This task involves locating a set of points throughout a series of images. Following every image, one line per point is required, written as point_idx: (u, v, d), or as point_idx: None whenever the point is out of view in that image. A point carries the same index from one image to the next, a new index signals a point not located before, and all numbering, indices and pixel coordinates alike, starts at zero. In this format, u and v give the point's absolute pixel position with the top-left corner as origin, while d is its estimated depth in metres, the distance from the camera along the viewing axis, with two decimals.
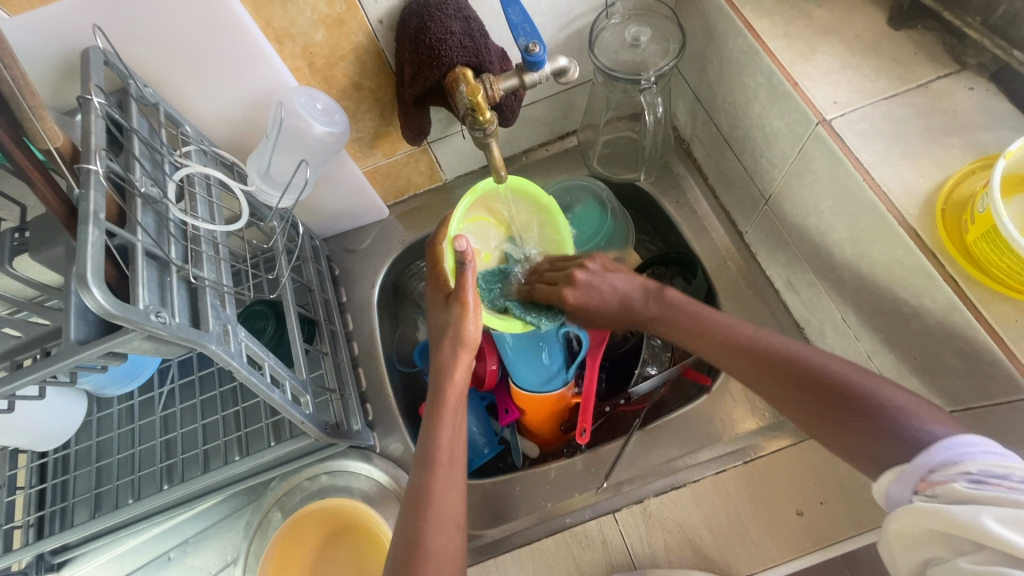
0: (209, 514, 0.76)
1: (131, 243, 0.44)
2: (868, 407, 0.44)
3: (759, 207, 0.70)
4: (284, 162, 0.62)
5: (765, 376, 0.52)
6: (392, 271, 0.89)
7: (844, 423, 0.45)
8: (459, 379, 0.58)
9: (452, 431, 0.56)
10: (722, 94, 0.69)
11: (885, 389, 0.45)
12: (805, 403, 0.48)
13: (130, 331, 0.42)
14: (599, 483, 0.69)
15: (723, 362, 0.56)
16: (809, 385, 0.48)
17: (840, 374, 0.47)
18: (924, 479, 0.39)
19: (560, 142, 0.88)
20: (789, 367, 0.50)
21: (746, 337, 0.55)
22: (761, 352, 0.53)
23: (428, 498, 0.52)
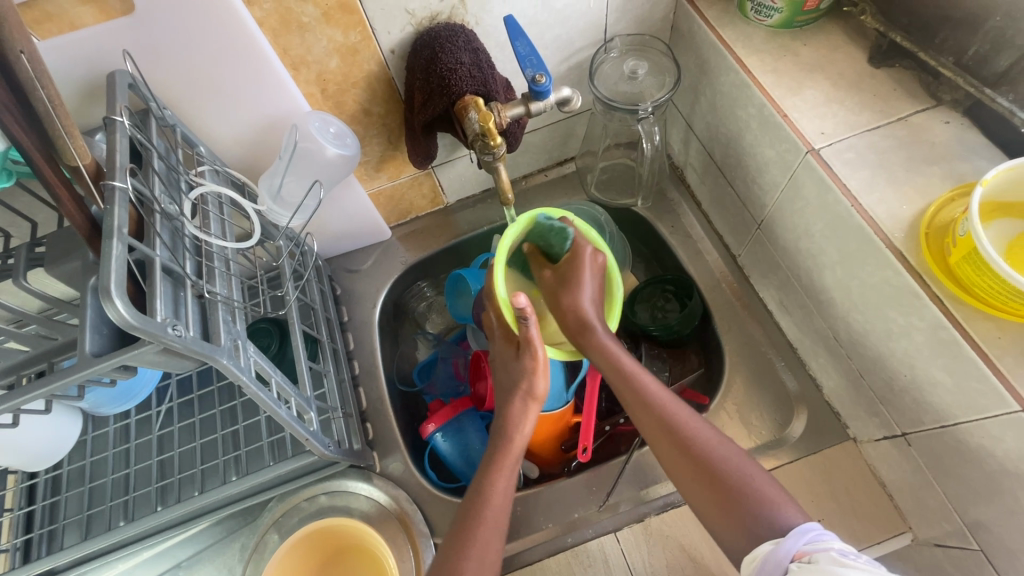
0: (202, 537, 0.75)
1: (149, 257, 0.45)
2: (745, 496, 0.50)
3: (752, 232, 0.73)
4: (295, 183, 0.64)
5: (681, 458, 0.54)
6: (393, 291, 0.90)
7: (717, 506, 0.51)
8: (520, 428, 0.62)
9: (507, 478, 0.59)
10: (714, 124, 0.72)
11: (758, 476, 0.52)
12: (693, 486, 0.53)
13: (145, 343, 0.42)
14: (602, 500, 0.70)
15: (643, 421, 0.57)
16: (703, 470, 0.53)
17: (727, 459, 0.53)
18: (801, 550, 0.44)
19: (559, 168, 0.91)
20: (689, 445, 0.54)
21: (671, 406, 0.57)
22: (678, 431, 0.55)
23: (474, 538, 0.55)
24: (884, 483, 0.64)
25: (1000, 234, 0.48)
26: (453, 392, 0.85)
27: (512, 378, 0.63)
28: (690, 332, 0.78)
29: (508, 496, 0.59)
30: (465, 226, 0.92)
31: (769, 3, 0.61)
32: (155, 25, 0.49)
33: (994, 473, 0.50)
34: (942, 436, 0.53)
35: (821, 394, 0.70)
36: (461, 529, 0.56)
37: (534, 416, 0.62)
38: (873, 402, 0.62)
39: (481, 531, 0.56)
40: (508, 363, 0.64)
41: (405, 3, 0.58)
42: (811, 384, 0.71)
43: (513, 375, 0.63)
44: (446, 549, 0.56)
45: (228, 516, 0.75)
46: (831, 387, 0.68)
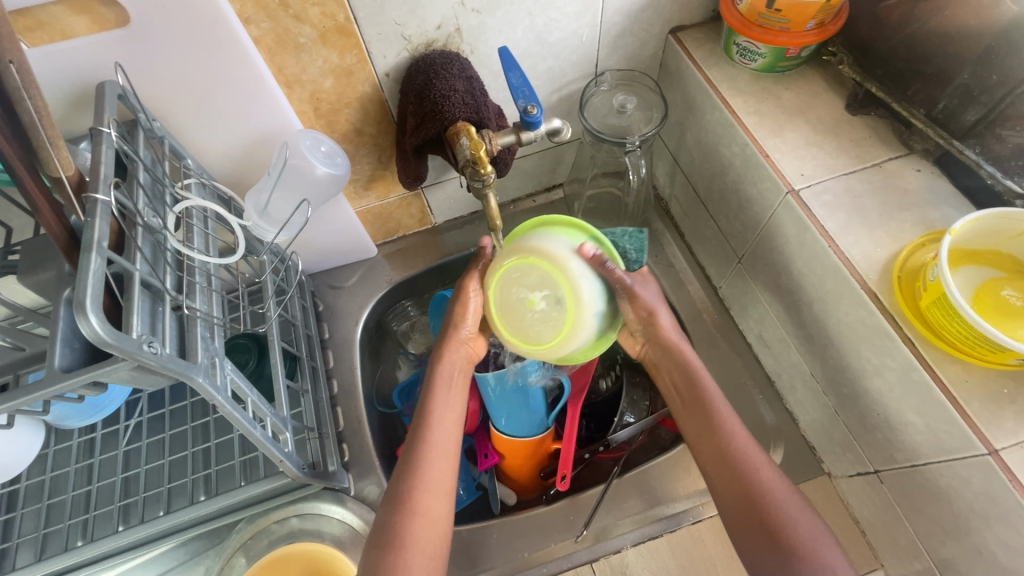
0: (165, 559, 0.72)
1: (128, 271, 0.44)
2: (788, 542, 0.52)
3: (733, 265, 0.75)
4: (283, 200, 0.64)
5: (745, 506, 0.54)
6: (377, 310, 0.90)
7: (761, 542, 0.53)
8: (457, 364, 0.65)
9: (448, 407, 0.62)
10: (698, 160, 0.75)
11: (793, 508, 0.53)
12: (741, 517, 0.54)
13: (119, 360, 0.41)
14: (579, 530, 0.69)
15: (707, 451, 0.58)
16: (753, 502, 0.54)
17: (787, 512, 0.53)
18: None
19: (547, 194, 0.93)
20: (747, 478, 0.55)
21: (737, 435, 0.57)
22: (749, 481, 0.55)
23: (422, 468, 0.57)
24: (857, 519, 0.65)
25: (968, 279, 0.50)
26: None
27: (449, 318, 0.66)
28: None
29: (453, 425, 0.61)
30: (452, 247, 0.92)
31: (753, 48, 0.64)
32: (150, 38, 0.49)
33: (962, 514, 0.51)
34: (913, 475, 0.54)
35: (797, 427, 0.71)
36: (407, 462, 0.58)
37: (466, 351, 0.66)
38: (847, 438, 0.63)
39: (428, 450, 0.58)
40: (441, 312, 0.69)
41: (402, 29, 0.59)
42: (787, 418, 0.72)
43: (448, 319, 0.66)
44: (399, 472, 0.58)
45: (193, 538, 0.73)
46: (808, 422, 0.70)
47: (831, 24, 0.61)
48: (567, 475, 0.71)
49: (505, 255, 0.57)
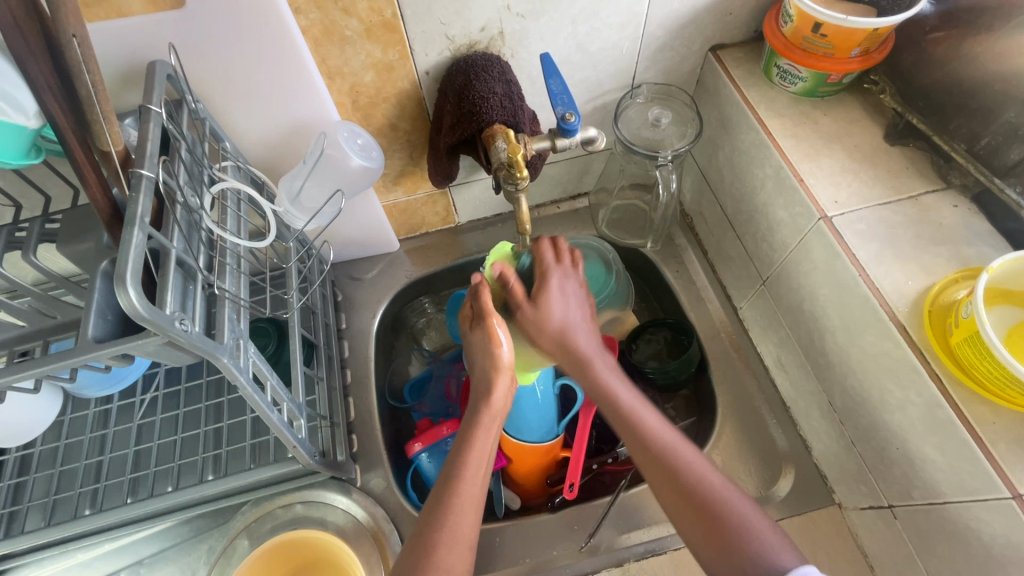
0: (168, 535, 0.73)
1: (165, 248, 0.45)
2: (737, 537, 0.50)
3: (756, 287, 0.74)
4: (315, 189, 0.64)
5: (681, 498, 0.53)
6: (394, 304, 0.90)
7: (707, 539, 0.51)
8: (497, 404, 0.60)
9: (482, 448, 0.58)
10: (729, 179, 0.74)
11: (744, 510, 0.52)
12: (687, 517, 0.53)
13: (150, 335, 0.42)
14: (583, 540, 0.69)
15: (640, 456, 0.56)
16: (685, 493, 0.53)
17: (730, 504, 0.52)
18: None
19: (572, 201, 0.93)
20: (693, 490, 0.53)
21: (668, 440, 0.56)
22: (680, 471, 0.54)
23: (449, 514, 0.54)
24: (866, 553, 0.64)
25: (1001, 319, 0.50)
26: (442, 413, 0.84)
27: (484, 356, 0.61)
28: (686, 379, 0.79)
29: (484, 468, 0.58)
30: (473, 247, 0.92)
31: (794, 72, 0.64)
32: (204, 22, 0.50)
33: (978, 556, 0.50)
34: (929, 513, 0.54)
35: (809, 455, 0.71)
36: (435, 504, 0.55)
37: (506, 386, 0.61)
38: (862, 469, 0.62)
39: (457, 502, 0.55)
40: (472, 339, 0.63)
41: (446, 29, 0.59)
42: (800, 444, 0.72)
43: (484, 357, 0.61)
44: (425, 519, 0.55)
45: (198, 516, 0.73)
46: (821, 450, 0.69)
47: (876, 53, 0.61)
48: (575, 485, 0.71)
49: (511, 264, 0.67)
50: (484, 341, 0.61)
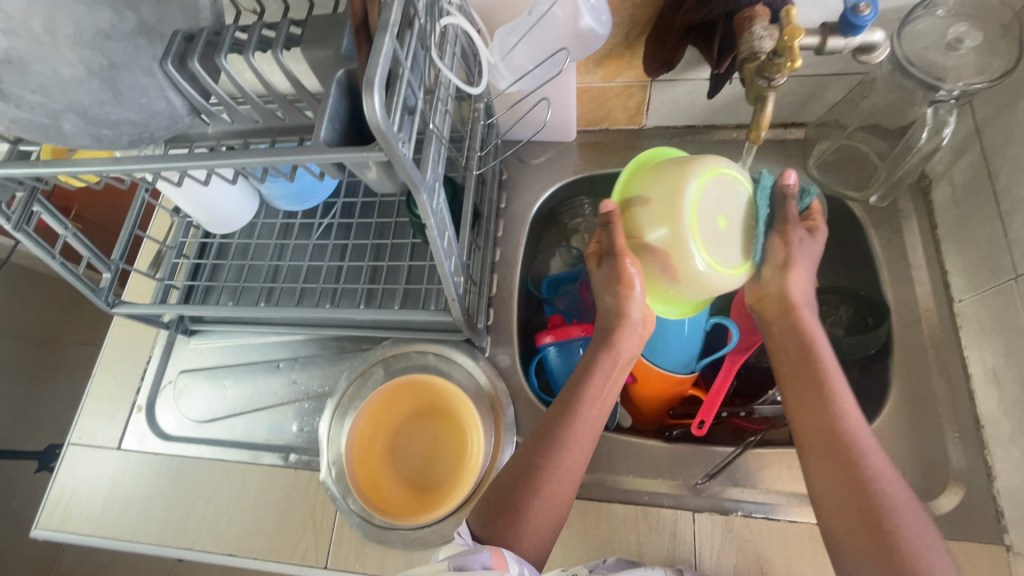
0: (320, 345, 0.82)
1: (399, 67, 0.44)
2: (903, 558, 0.45)
3: (1001, 281, 0.60)
4: (530, 48, 0.60)
5: (852, 496, 0.48)
6: (554, 196, 0.88)
7: (867, 544, 0.47)
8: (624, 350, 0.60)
9: (598, 398, 0.58)
10: (1022, 140, 0.58)
11: (927, 548, 0.46)
12: (852, 519, 0.48)
13: (375, 150, 0.43)
14: (696, 479, 0.67)
15: (813, 445, 0.52)
16: (858, 492, 0.48)
17: (907, 528, 0.46)
18: None
19: (781, 130, 0.80)
20: (871, 496, 0.48)
21: (862, 440, 0.51)
22: (860, 470, 0.49)
23: (554, 449, 0.55)
24: None
25: None
26: (575, 314, 0.82)
27: (610, 304, 0.59)
28: (857, 359, 0.69)
29: (599, 409, 0.58)
30: None
31: None
32: None
33: None
34: None
35: (989, 485, 0.60)
36: (540, 438, 0.57)
37: (632, 341, 0.60)
38: None
39: (567, 438, 0.56)
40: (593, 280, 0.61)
41: None
42: (982, 470, 0.61)
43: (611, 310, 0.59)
44: (530, 443, 0.57)
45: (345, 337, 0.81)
46: (1010, 485, 0.58)
47: None
48: (703, 424, 0.68)
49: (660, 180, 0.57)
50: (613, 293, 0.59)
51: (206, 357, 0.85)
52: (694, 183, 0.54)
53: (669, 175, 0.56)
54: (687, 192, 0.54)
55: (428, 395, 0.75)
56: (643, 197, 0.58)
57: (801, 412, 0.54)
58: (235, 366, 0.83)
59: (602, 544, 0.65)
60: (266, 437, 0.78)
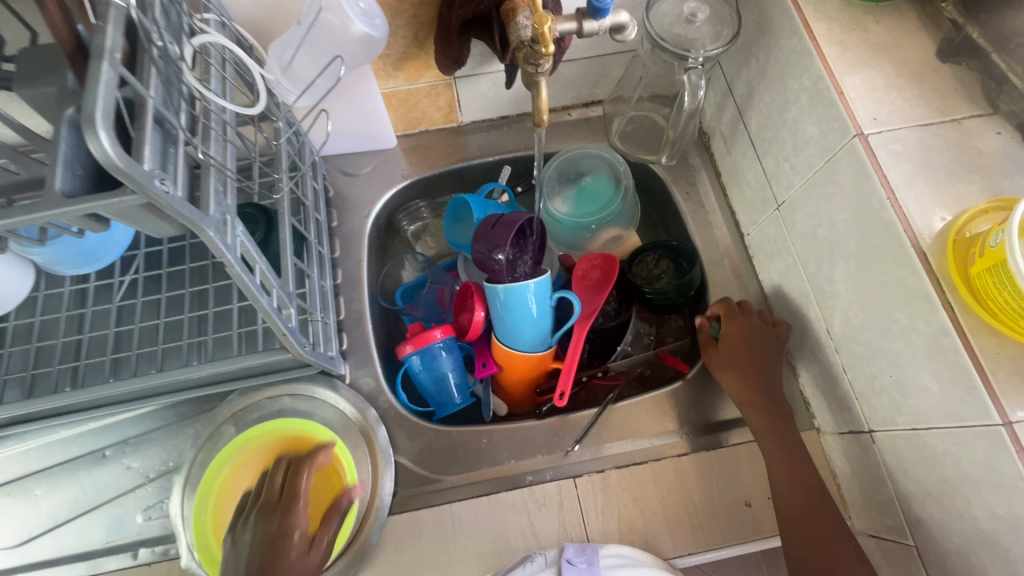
0: (154, 417, 0.72)
1: (141, 96, 0.40)
2: None
3: (769, 212, 0.72)
4: (310, 58, 0.57)
5: (812, 538, 0.59)
6: (389, 206, 0.86)
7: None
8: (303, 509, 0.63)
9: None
10: (759, 92, 0.69)
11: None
12: (809, 559, 0.58)
13: (127, 192, 0.38)
14: (569, 446, 0.71)
15: (784, 496, 0.62)
16: (812, 531, 0.59)
17: (851, 563, 0.57)
18: None
19: (584, 109, 0.88)
20: (819, 538, 0.58)
21: (824, 493, 0.61)
22: (820, 520, 0.59)
23: None
24: (836, 474, 0.66)
25: None
26: (435, 318, 0.82)
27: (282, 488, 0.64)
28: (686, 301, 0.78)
29: None
30: (475, 151, 0.87)
31: None
32: None
33: (950, 478, 0.50)
34: (911, 439, 0.54)
35: (796, 382, 0.72)
36: None
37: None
38: (849, 397, 0.62)
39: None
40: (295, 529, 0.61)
41: None
42: (789, 371, 0.73)
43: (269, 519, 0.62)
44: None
45: (184, 401, 0.72)
46: (809, 377, 0.70)
47: None
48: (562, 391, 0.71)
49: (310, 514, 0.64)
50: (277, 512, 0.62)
51: (6, 469, 0.70)
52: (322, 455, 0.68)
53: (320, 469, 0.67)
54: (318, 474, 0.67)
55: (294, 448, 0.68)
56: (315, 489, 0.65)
57: (782, 460, 0.63)
58: (49, 470, 0.70)
59: (496, 537, 0.66)
60: (104, 540, 0.67)
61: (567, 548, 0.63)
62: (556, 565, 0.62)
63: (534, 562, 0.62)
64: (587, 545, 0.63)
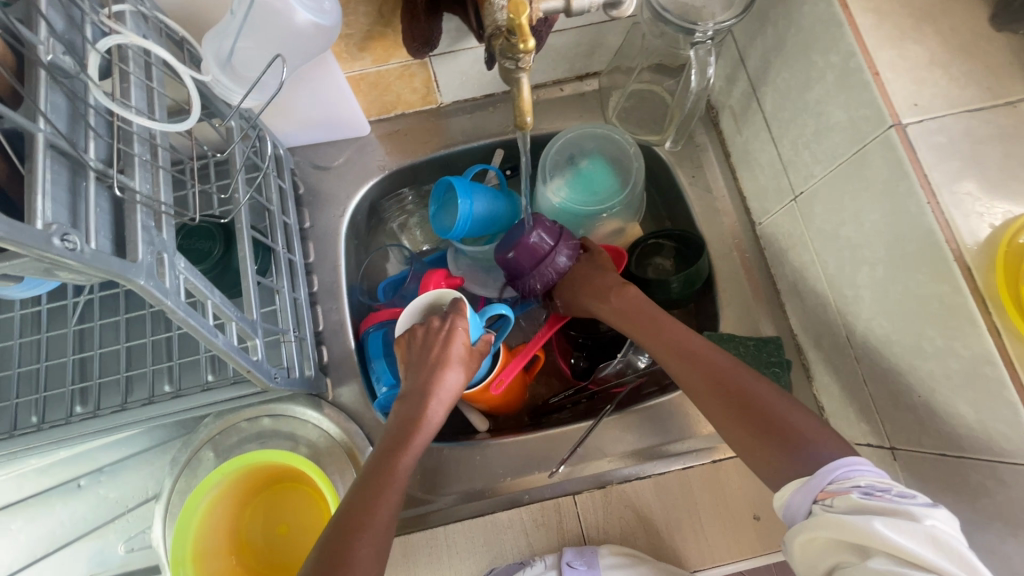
0: (128, 443, 0.68)
1: (29, 130, 0.33)
2: (777, 428, 0.51)
3: (784, 202, 0.64)
4: (251, 50, 0.49)
5: (715, 400, 0.55)
6: (367, 200, 0.79)
7: (742, 424, 0.53)
8: (445, 390, 0.59)
9: (386, 502, 0.52)
10: (776, 65, 0.60)
11: (783, 403, 0.53)
12: (725, 417, 0.54)
13: (22, 255, 0.31)
14: (553, 467, 0.68)
15: (679, 369, 0.58)
16: (712, 382, 0.56)
17: (771, 398, 0.53)
18: (824, 489, 0.44)
19: (577, 83, 0.79)
20: (728, 387, 0.55)
21: (701, 349, 0.58)
22: (716, 368, 0.56)
23: (372, 502, 0.52)
24: None
25: None
26: None
27: (421, 379, 0.59)
28: (691, 295, 0.72)
29: (391, 513, 0.52)
30: (458, 135, 0.78)
31: None
32: None
33: (984, 511, 0.46)
34: (940, 464, 0.50)
35: (810, 385, 0.67)
36: (343, 528, 0.50)
37: (393, 498, 0.53)
38: (869, 409, 0.57)
39: (352, 542, 0.49)
40: (410, 382, 0.60)
41: None
42: (802, 373, 0.67)
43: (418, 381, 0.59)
44: (322, 553, 0.49)
45: (157, 425, 0.68)
46: (824, 382, 0.65)
47: None
48: (501, 382, 0.66)
49: (296, 544, 0.64)
50: (425, 367, 0.58)
51: None
52: (301, 484, 0.66)
53: (303, 497, 0.66)
54: (298, 502, 0.66)
55: (270, 475, 0.65)
56: (301, 519, 0.65)
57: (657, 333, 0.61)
58: (24, 502, 0.66)
59: (495, 559, 0.63)
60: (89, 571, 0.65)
61: (566, 552, 0.61)
62: (556, 568, 0.61)
63: (533, 567, 0.61)
64: (586, 548, 0.61)
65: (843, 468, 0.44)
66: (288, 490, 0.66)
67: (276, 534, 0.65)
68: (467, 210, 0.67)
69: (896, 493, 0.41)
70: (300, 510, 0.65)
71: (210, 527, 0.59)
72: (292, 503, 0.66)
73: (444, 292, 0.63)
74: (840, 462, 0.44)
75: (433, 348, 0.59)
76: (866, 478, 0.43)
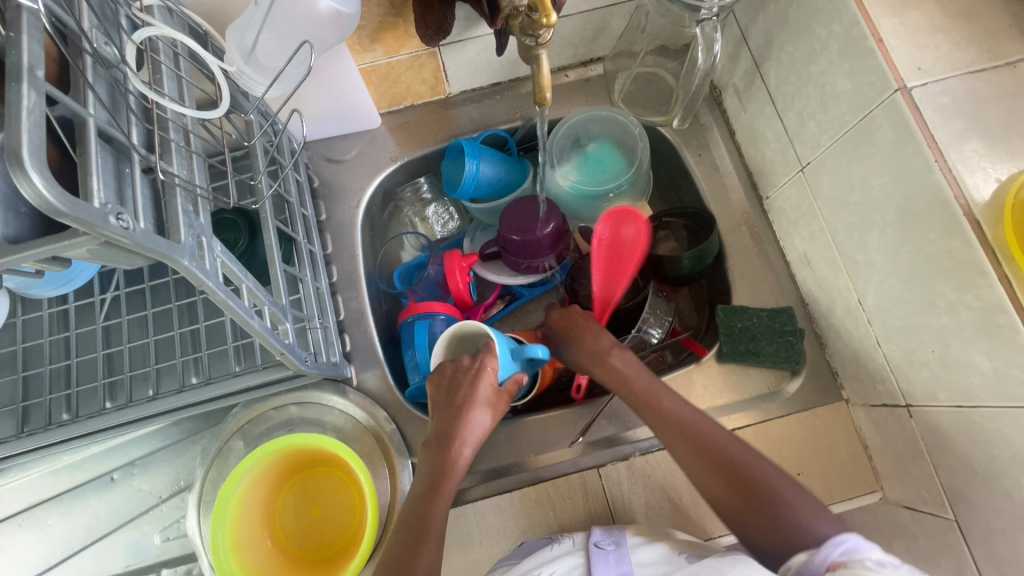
0: (158, 436, 0.69)
1: (80, 116, 0.35)
2: (768, 499, 0.53)
3: (791, 174, 0.66)
4: (273, 41, 0.50)
5: (696, 457, 0.57)
6: (380, 191, 0.80)
7: (725, 489, 0.55)
8: (473, 434, 0.60)
9: (429, 551, 0.54)
10: (779, 40, 0.62)
11: (771, 475, 0.55)
12: (705, 473, 0.56)
13: (81, 234, 0.32)
14: (573, 438, 0.70)
15: (658, 426, 0.60)
16: (693, 440, 0.58)
17: (758, 468, 0.55)
18: (835, 560, 0.45)
19: (582, 69, 0.80)
20: (707, 445, 0.57)
21: (676, 407, 0.60)
22: (694, 426, 0.58)
23: (415, 555, 0.53)
24: (866, 446, 0.64)
25: None
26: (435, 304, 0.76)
27: (448, 424, 0.60)
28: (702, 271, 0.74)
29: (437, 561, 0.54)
30: (467, 124, 0.80)
31: None
32: None
33: (1000, 458, 0.48)
34: (958, 416, 0.51)
35: (823, 352, 0.68)
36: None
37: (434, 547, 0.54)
38: (883, 369, 0.59)
39: None
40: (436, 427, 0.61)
41: None
42: (815, 341, 0.69)
43: (445, 424, 0.60)
44: None
45: (186, 417, 0.69)
46: (836, 348, 0.66)
47: None
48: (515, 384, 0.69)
49: (331, 528, 0.65)
50: (452, 409, 0.60)
51: (14, 499, 0.68)
52: (332, 468, 0.67)
53: (335, 480, 0.67)
54: (330, 486, 0.67)
55: (302, 460, 0.66)
56: (335, 503, 0.66)
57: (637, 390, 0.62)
58: (59, 496, 0.68)
59: (524, 533, 0.64)
60: (125, 562, 0.66)
61: (594, 531, 0.61)
62: (584, 549, 0.59)
63: (562, 544, 0.60)
64: (613, 527, 0.61)
65: (852, 542, 0.45)
66: (320, 476, 0.68)
67: (310, 517, 0.66)
68: (473, 172, 0.70)
69: (905, 568, 0.43)
70: (333, 493, 0.67)
71: (245, 510, 0.61)
72: (325, 487, 0.67)
73: (467, 323, 0.62)
74: (842, 537, 0.46)
75: (461, 390, 0.59)
76: (874, 551, 0.44)
